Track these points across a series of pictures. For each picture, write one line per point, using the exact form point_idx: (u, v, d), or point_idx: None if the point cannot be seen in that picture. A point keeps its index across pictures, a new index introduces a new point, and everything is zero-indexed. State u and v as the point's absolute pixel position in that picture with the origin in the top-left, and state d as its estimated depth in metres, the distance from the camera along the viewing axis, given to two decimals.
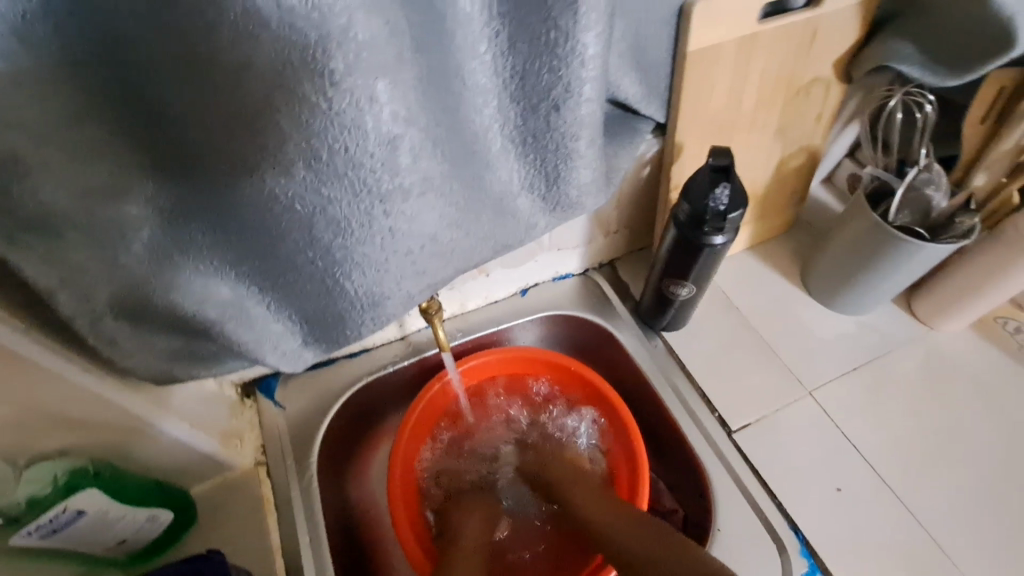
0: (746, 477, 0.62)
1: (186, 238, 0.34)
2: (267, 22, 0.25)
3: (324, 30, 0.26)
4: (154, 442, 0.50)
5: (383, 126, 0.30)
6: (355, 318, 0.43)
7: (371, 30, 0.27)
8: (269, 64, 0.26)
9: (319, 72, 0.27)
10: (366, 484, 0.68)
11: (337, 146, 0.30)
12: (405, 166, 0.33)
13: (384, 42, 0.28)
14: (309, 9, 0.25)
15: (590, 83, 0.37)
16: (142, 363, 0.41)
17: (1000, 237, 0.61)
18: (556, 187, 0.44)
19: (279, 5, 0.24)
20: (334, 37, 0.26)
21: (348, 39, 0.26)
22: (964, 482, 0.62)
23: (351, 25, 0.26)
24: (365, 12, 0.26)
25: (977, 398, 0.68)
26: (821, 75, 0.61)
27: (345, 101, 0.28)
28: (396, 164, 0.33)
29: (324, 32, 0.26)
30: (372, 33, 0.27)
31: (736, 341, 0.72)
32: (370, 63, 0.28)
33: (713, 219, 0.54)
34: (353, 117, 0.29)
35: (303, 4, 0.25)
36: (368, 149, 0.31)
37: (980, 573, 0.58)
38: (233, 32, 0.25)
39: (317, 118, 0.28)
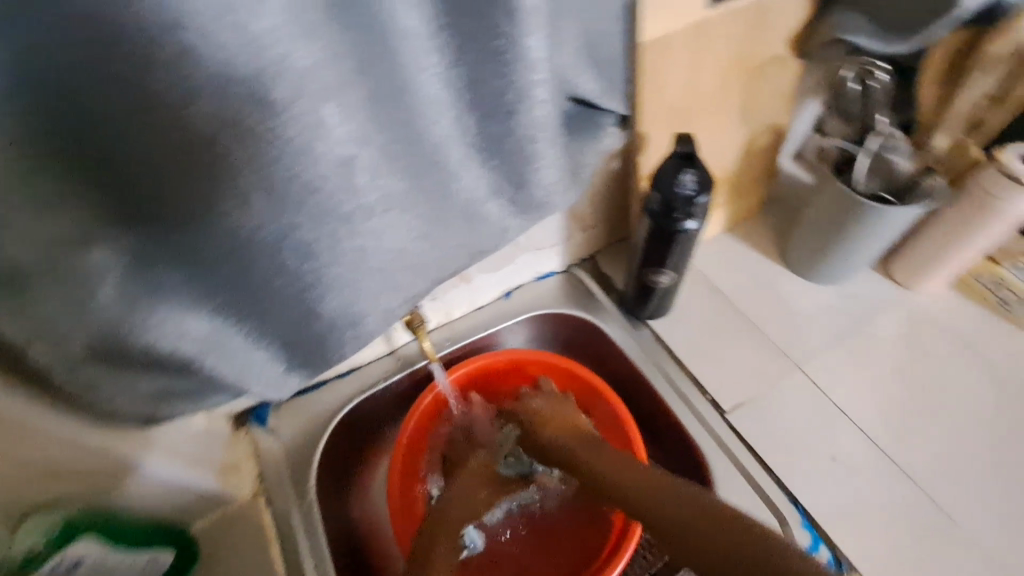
0: (742, 456, 0.63)
1: (153, 278, 0.34)
2: (204, 60, 0.25)
3: (262, 63, 0.27)
4: (145, 483, 0.51)
5: (336, 149, 0.31)
6: (335, 338, 0.43)
7: (310, 58, 0.28)
8: (213, 101, 0.27)
9: (262, 103, 0.27)
10: (367, 501, 0.69)
11: (293, 173, 0.31)
12: (363, 186, 0.34)
13: (327, 68, 0.29)
14: (245, 45, 0.26)
15: (542, 85, 0.37)
16: (124, 407, 0.41)
17: (965, 195, 0.62)
18: (523, 190, 0.45)
19: (214, 45, 0.25)
20: (273, 69, 0.27)
21: (286, 68, 0.27)
22: (955, 439, 0.63)
23: (289, 55, 0.27)
24: (302, 40, 0.27)
25: (961, 355, 0.69)
26: (776, 53, 0.62)
27: (293, 128, 0.29)
28: (354, 185, 0.34)
29: (262, 64, 0.26)
30: (313, 61, 0.28)
31: (721, 323, 0.73)
32: (314, 89, 0.29)
33: (683, 206, 0.55)
34: (302, 144, 0.30)
35: (238, 40, 0.25)
36: (324, 173, 0.32)
37: (979, 526, 0.58)
38: (172, 74, 0.26)
39: (268, 147, 0.29)
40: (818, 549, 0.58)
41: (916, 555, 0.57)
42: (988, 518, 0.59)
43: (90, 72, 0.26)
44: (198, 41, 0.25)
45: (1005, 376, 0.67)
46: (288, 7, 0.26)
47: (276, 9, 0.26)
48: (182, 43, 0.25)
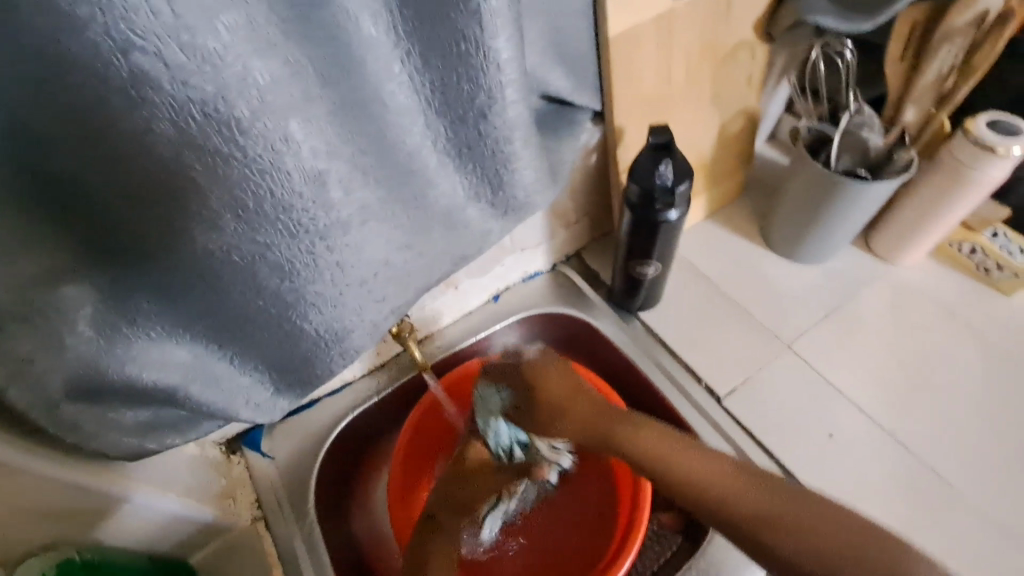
0: (741, 441, 0.63)
1: (129, 308, 0.34)
2: (159, 84, 0.25)
3: (220, 81, 0.26)
4: (138, 521, 0.49)
5: (306, 164, 0.31)
6: (323, 357, 0.42)
7: (270, 73, 0.27)
8: (173, 124, 0.26)
9: (225, 122, 0.27)
10: (369, 517, 0.68)
11: (263, 191, 0.30)
12: (337, 200, 0.34)
13: (289, 83, 0.28)
14: (199, 64, 0.25)
15: (511, 86, 0.37)
16: (110, 444, 0.39)
17: (939, 165, 0.63)
18: (502, 192, 0.44)
19: (168, 66, 0.24)
20: (232, 87, 0.26)
21: (247, 86, 0.27)
22: (947, 405, 0.64)
23: (248, 71, 0.26)
24: (260, 57, 0.27)
25: (946, 323, 0.70)
26: (742, 38, 0.62)
27: (259, 146, 0.28)
28: (328, 199, 0.33)
29: (221, 84, 0.26)
30: (273, 76, 0.27)
31: (710, 309, 0.73)
32: (277, 105, 0.28)
33: (663, 195, 0.55)
34: (270, 161, 0.29)
35: (192, 60, 0.25)
36: (295, 189, 0.31)
37: (977, 490, 0.59)
38: (127, 100, 0.25)
39: (234, 167, 0.29)
40: None
41: (920, 524, 0.58)
42: (985, 481, 0.60)
43: (42, 103, 0.25)
44: (150, 64, 0.24)
45: (989, 340, 0.68)
46: (243, 23, 0.25)
47: (231, 25, 0.25)
48: (134, 66, 0.24)
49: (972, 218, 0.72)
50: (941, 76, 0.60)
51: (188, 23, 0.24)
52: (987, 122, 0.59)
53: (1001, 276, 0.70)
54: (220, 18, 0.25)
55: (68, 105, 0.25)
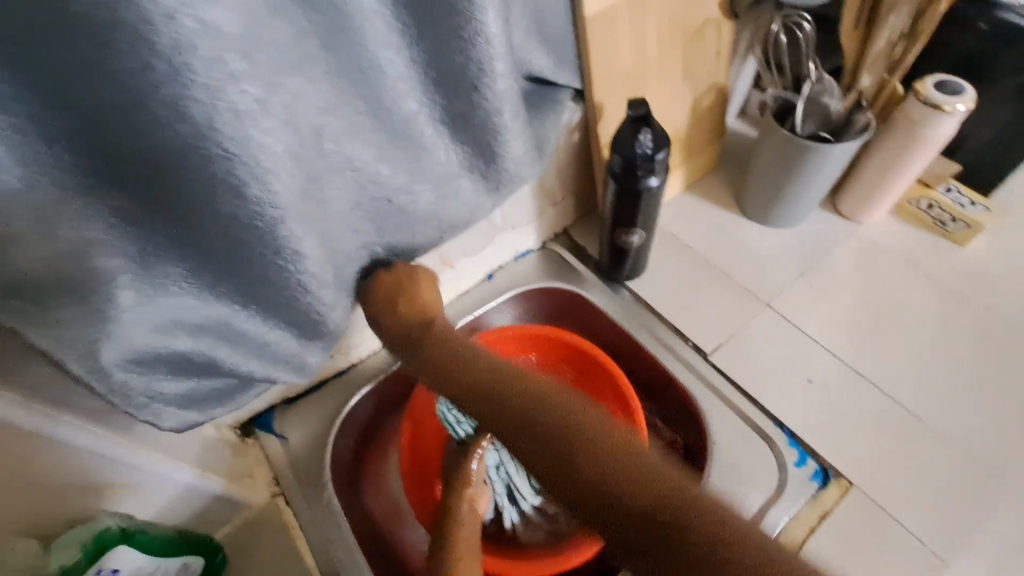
0: (727, 391, 0.68)
1: (161, 272, 0.37)
2: (196, 47, 0.28)
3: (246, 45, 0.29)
4: (158, 488, 0.53)
5: (311, 117, 0.36)
6: (331, 310, 0.46)
7: (282, 37, 0.32)
8: (207, 90, 0.29)
9: (241, 84, 0.30)
10: (383, 493, 0.71)
11: (279, 150, 0.34)
12: (332, 152, 0.38)
13: (295, 45, 0.33)
14: (228, 26, 0.28)
15: (500, 59, 0.40)
16: (165, 417, 0.42)
17: (893, 125, 0.68)
18: (493, 163, 0.48)
19: (205, 31, 0.28)
20: (252, 49, 0.30)
21: (262, 45, 0.31)
22: (914, 347, 0.70)
23: (264, 36, 0.31)
24: (273, 20, 0.31)
25: (910, 274, 0.75)
26: (709, 16, 0.67)
27: (275, 99, 0.33)
28: (324, 150, 0.38)
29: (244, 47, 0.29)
30: (282, 39, 0.32)
31: (693, 274, 0.77)
32: (285, 65, 0.33)
33: (644, 163, 0.59)
34: (281, 117, 0.34)
35: (217, 19, 0.28)
36: (298, 142, 0.36)
37: (943, 421, 0.65)
38: (169, 67, 0.28)
39: (257, 129, 0.32)
40: (805, 463, 0.63)
41: (892, 451, 0.63)
42: (950, 412, 0.65)
43: (93, 74, 0.27)
44: (191, 30, 0.27)
45: (948, 286, 0.74)
46: None
47: None
48: (177, 32, 0.27)
49: (929, 175, 0.77)
50: (890, 43, 0.65)
51: None
52: (935, 84, 0.64)
53: (955, 228, 0.76)
54: None
55: (117, 72, 0.27)
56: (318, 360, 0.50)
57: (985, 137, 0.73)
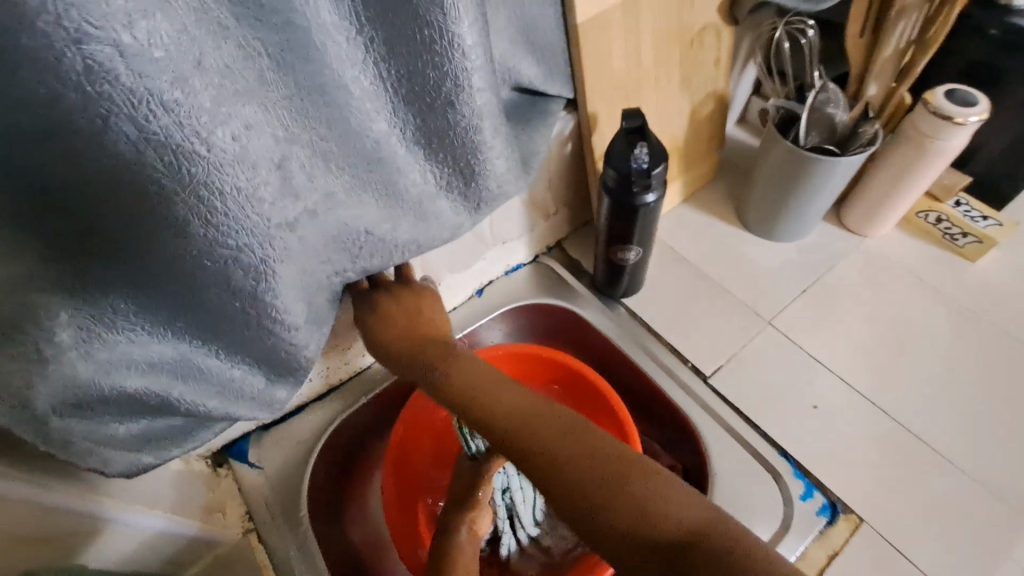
0: (727, 416, 0.65)
1: (108, 310, 0.33)
2: (115, 74, 0.24)
3: (177, 71, 0.26)
4: (114, 546, 0.45)
5: (269, 151, 0.32)
6: (305, 348, 0.43)
7: (224, 58, 0.28)
8: (132, 121, 0.26)
9: (182, 113, 0.27)
10: (368, 524, 0.67)
11: (230, 188, 0.30)
12: (302, 187, 0.35)
13: (241, 69, 0.29)
14: (154, 50, 0.25)
15: (476, 73, 0.37)
16: (110, 461, 0.38)
17: (903, 137, 0.65)
18: (474, 183, 0.44)
19: (124, 56, 0.24)
20: (187, 75, 0.26)
21: (205, 69, 0.27)
22: (924, 369, 0.66)
23: (202, 57, 0.27)
24: (216, 42, 0.27)
25: (918, 290, 0.72)
26: (708, 21, 0.64)
27: (222, 135, 0.29)
28: (294, 187, 0.34)
29: (177, 72, 0.26)
30: (226, 63, 0.28)
31: (692, 290, 0.74)
32: (232, 91, 0.29)
33: (640, 179, 0.55)
34: (233, 153, 0.30)
35: (138, 43, 0.24)
36: (260, 179, 0.32)
37: (957, 448, 0.61)
38: (83, 95, 0.24)
39: (199, 165, 0.29)
40: (812, 495, 0.60)
41: (903, 483, 0.60)
42: (961, 438, 0.62)
43: None
44: (107, 54, 0.24)
45: (959, 304, 0.71)
46: (194, 7, 0.26)
47: (183, 9, 0.25)
48: (88, 57, 0.23)
49: (938, 187, 0.74)
50: (898, 50, 0.62)
51: (139, 6, 0.24)
52: (946, 93, 0.61)
53: (966, 242, 0.73)
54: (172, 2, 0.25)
55: (23, 99, 0.24)
56: (286, 396, 0.46)
57: (996, 148, 0.70)
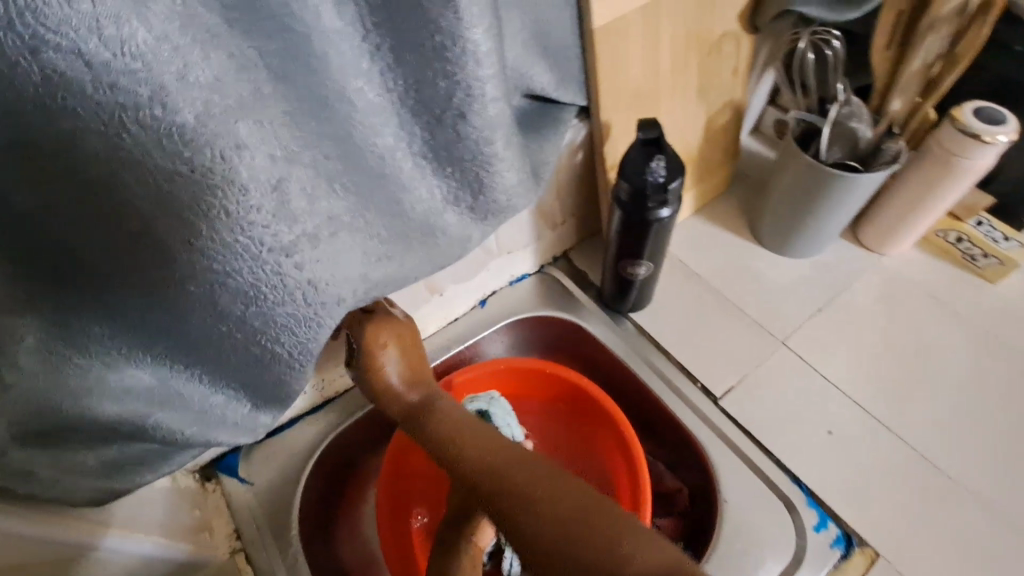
0: (738, 440, 0.62)
1: (81, 334, 0.32)
2: (81, 88, 0.22)
3: (155, 83, 0.23)
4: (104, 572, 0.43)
5: (261, 173, 0.28)
6: (298, 378, 0.40)
7: (213, 71, 0.25)
8: (102, 136, 0.24)
9: (162, 129, 0.24)
10: (358, 539, 0.64)
11: (212, 211, 0.28)
12: (302, 211, 0.32)
13: (232, 82, 0.26)
14: (129, 61, 0.22)
15: (491, 82, 0.34)
16: (73, 490, 0.38)
17: (927, 154, 0.62)
18: (483, 196, 0.41)
19: (90, 66, 0.22)
20: (169, 88, 0.24)
21: (189, 84, 0.24)
22: (944, 395, 0.64)
23: (187, 70, 0.24)
24: (201, 51, 0.24)
25: (937, 313, 0.70)
26: (728, 29, 0.62)
27: (208, 155, 0.26)
28: (291, 212, 0.31)
29: (155, 85, 0.23)
30: (216, 75, 0.25)
31: (703, 306, 0.71)
32: (221, 107, 0.26)
33: (655, 193, 0.53)
34: (222, 174, 0.27)
35: (118, 55, 0.22)
36: (252, 202, 0.29)
37: (978, 480, 0.59)
38: (41, 108, 0.22)
39: (181, 183, 0.26)
40: (826, 526, 0.57)
41: (921, 517, 0.57)
42: (982, 469, 0.60)
43: None
44: (70, 65, 0.22)
45: (979, 328, 0.68)
46: (178, 12, 0.23)
47: (163, 14, 0.23)
48: (48, 68, 0.21)
49: (960, 206, 0.71)
50: (925, 65, 0.59)
51: (111, 12, 0.21)
52: (973, 110, 0.59)
53: (987, 263, 0.70)
54: (150, 5, 0.22)
55: None
56: (271, 421, 0.44)
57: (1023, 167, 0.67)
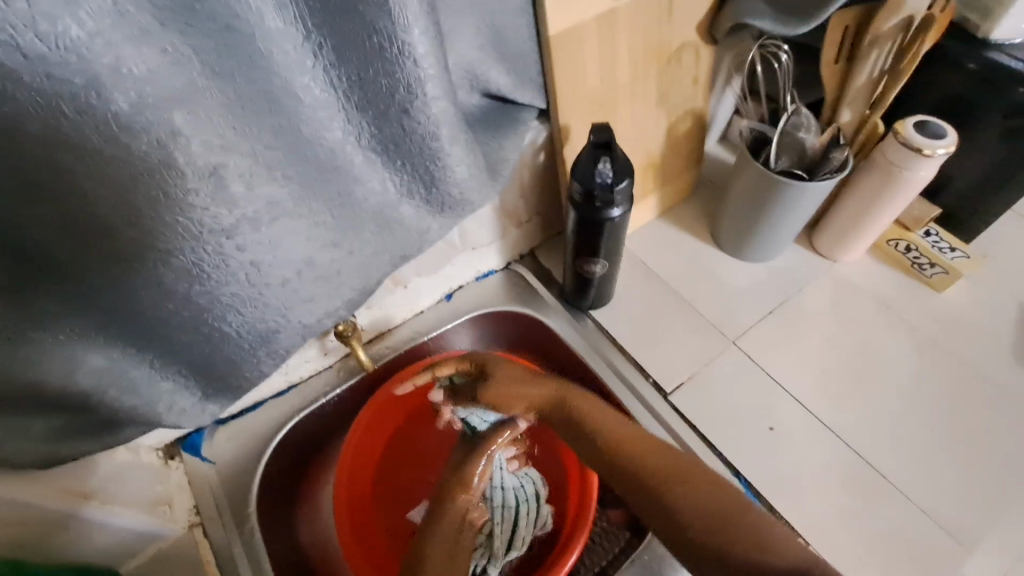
0: (685, 434, 0.64)
1: (35, 311, 0.34)
2: (20, 76, 0.24)
3: (90, 73, 0.26)
4: (78, 534, 0.48)
5: (198, 159, 0.31)
6: (249, 358, 0.43)
7: (146, 63, 0.27)
8: (44, 122, 0.26)
9: (100, 115, 0.27)
10: (317, 523, 0.67)
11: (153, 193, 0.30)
12: (240, 196, 0.34)
13: (168, 74, 0.28)
14: (64, 54, 0.25)
15: (431, 81, 0.36)
16: (21, 449, 0.41)
17: (872, 165, 0.65)
18: (435, 189, 0.44)
19: (27, 57, 0.24)
20: (104, 78, 0.26)
21: (122, 76, 0.26)
22: (884, 397, 0.67)
23: (121, 63, 0.26)
24: (134, 46, 0.26)
25: (883, 318, 0.72)
26: (687, 40, 0.64)
27: (145, 140, 0.28)
28: (230, 196, 0.33)
29: (91, 76, 0.26)
30: (150, 68, 0.27)
31: (659, 304, 0.74)
32: (156, 97, 0.28)
33: (603, 194, 0.56)
34: (158, 157, 0.29)
35: (55, 50, 0.24)
36: (189, 185, 0.31)
37: (910, 480, 0.61)
38: None
39: (119, 164, 0.29)
40: None
41: (853, 512, 0.60)
42: (915, 470, 0.62)
43: None
44: (8, 54, 0.24)
45: (923, 334, 0.71)
46: (109, 10, 0.25)
47: (96, 10, 0.25)
48: None
49: (908, 217, 0.74)
50: (872, 78, 0.62)
51: (45, 10, 0.23)
52: (916, 125, 0.61)
53: (933, 273, 0.73)
54: (83, 4, 0.24)
55: None
56: (218, 410, 0.47)
57: (966, 181, 0.70)
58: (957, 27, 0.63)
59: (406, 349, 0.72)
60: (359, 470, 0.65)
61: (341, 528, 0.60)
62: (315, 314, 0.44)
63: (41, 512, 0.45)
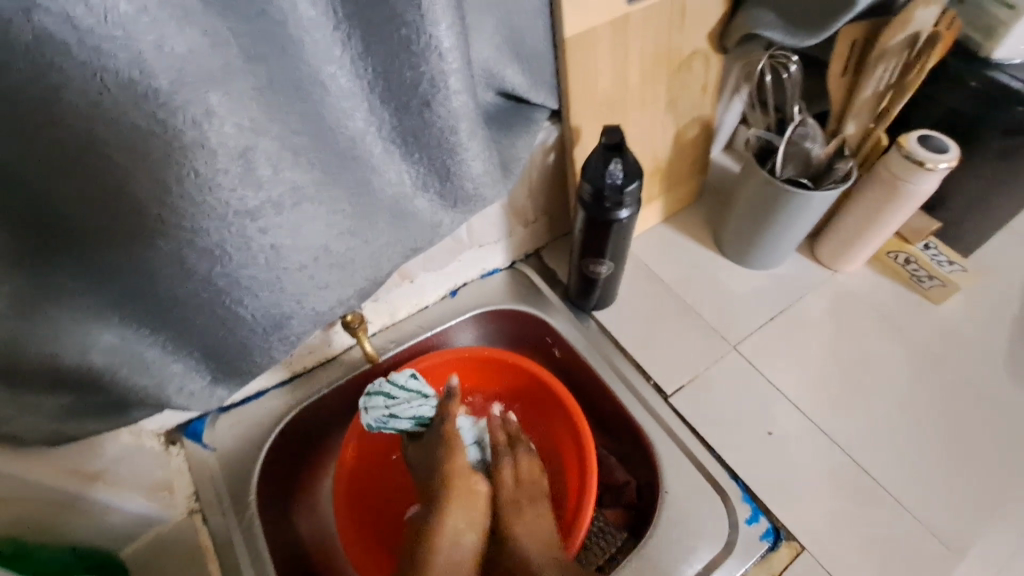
0: (683, 436, 0.65)
1: (56, 286, 0.34)
2: (67, 49, 0.25)
3: (133, 50, 0.26)
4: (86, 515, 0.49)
5: (229, 140, 0.31)
6: (261, 343, 0.44)
7: (187, 43, 0.28)
8: (84, 94, 0.26)
9: (139, 91, 0.27)
10: (315, 514, 0.67)
11: (183, 171, 0.31)
12: (266, 179, 0.34)
13: (206, 55, 0.29)
14: (110, 29, 0.25)
15: (454, 75, 0.37)
16: (29, 426, 0.41)
17: (873, 177, 0.66)
18: (450, 183, 0.44)
19: (76, 29, 0.25)
20: (146, 55, 0.27)
21: (163, 53, 0.27)
22: (878, 405, 0.68)
23: (163, 41, 0.27)
24: (177, 25, 0.27)
25: (880, 327, 0.73)
26: (699, 47, 0.65)
27: (181, 119, 0.29)
28: (257, 178, 0.34)
29: (133, 52, 0.26)
30: (190, 47, 0.28)
31: (662, 308, 0.75)
32: (193, 77, 0.28)
33: (613, 194, 0.56)
34: (192, 136, 0.30)
35: (101, 24, 0.25)
36: (219, 166, 0.32)
37: (904, 488, 0.62)
38: (31, 64, 0.25)
39: (154, 142, 0.29)
40: (758, 520, 0.60)
41: (848, 518, 0.60)
42: (909, 477, 0.63)
43: None
44: (56, 25, 0.24)
45: (919, 345, 0.72)
46: None
47: None
48: (37, 27, 0.24)
49: (908, 230, 0.76)
50: (878, 92, 0.64)
51: None
52: (919, 139, 0.63)
53: (931, 285, 0.75)
54: None
55: None
56: (227, 394, 0.47)
57: (965, 196, 0.72)
58: (961, 45, 0.65)
59: (409, 344, 0.73)
60: (359, 470, 0.65)
61: (337, 506, 0.61)
62: (328, 303, 0.45)
63: (50, 493, 0.45)
